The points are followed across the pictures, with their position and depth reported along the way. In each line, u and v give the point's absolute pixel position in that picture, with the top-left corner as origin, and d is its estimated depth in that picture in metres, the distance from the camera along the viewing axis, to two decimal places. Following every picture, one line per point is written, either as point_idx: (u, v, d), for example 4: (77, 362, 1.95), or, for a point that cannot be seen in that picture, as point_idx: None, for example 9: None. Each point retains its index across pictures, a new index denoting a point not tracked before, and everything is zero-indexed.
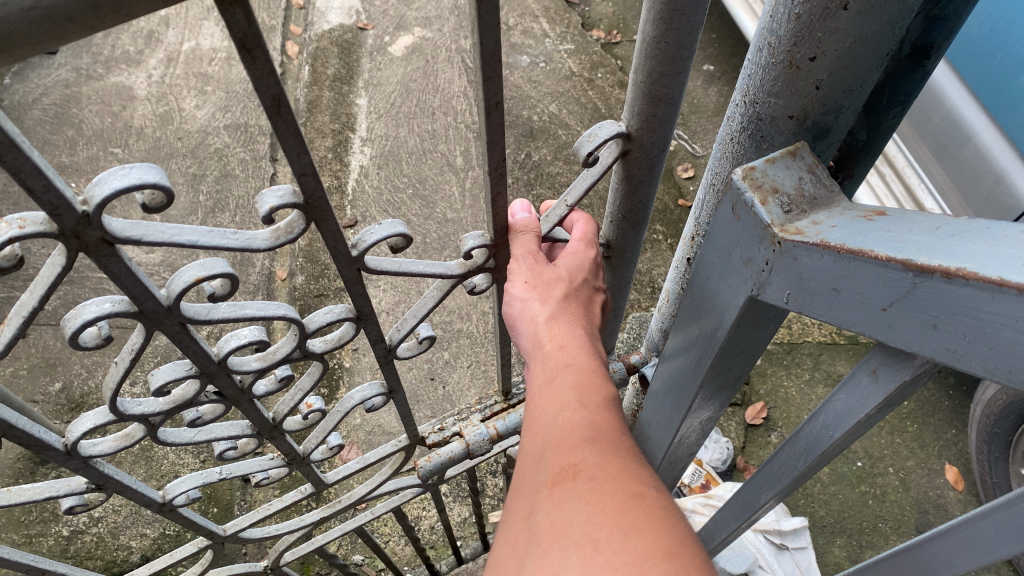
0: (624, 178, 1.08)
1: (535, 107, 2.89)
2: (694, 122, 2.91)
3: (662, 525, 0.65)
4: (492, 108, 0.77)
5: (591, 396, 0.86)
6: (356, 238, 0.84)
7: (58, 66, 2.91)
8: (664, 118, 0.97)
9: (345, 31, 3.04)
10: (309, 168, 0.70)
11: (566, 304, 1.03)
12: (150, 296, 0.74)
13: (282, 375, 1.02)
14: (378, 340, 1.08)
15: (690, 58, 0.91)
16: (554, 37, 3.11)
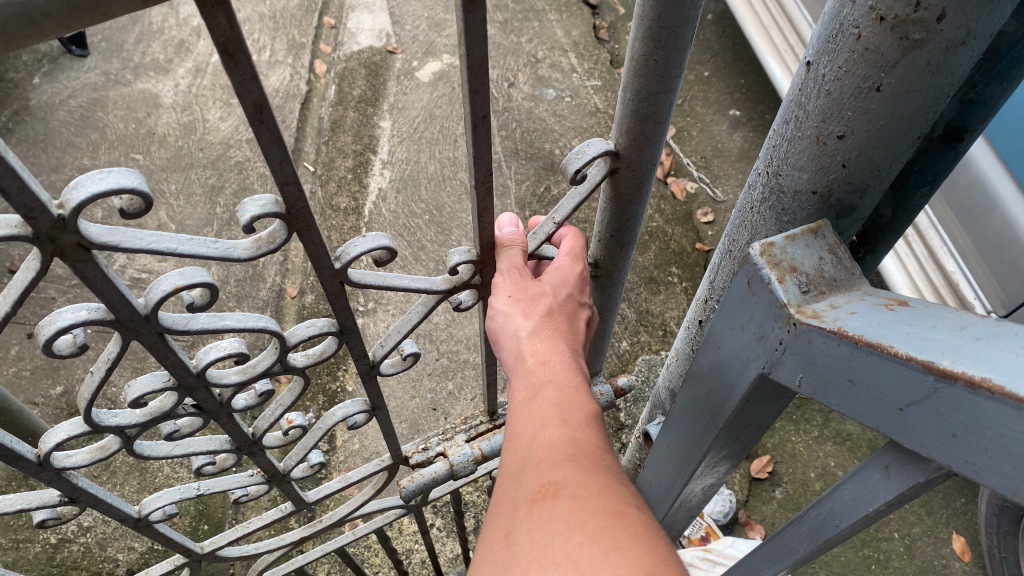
0: (613, 197, 1.09)
1: (558, 141, 2.88)
2: (717, 166, 2.90)
3: (645, 542, 0.64)
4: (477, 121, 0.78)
5: (574, 414, 0.84)
6: (340, 251, 0.84)
7: (87, 69, 2.93)
8: (652, 137, 0.97)
9: (374, 53, 3.05)
10: (291, 178, 0.69)
11: (549, 319, 1.02)
12: (128, 304, 0.72)
13: (262, 390, 1.02)
14: (361, 356, 1.07)
15: (679, 75, 0.91)
16: (581, 72, 3.11)
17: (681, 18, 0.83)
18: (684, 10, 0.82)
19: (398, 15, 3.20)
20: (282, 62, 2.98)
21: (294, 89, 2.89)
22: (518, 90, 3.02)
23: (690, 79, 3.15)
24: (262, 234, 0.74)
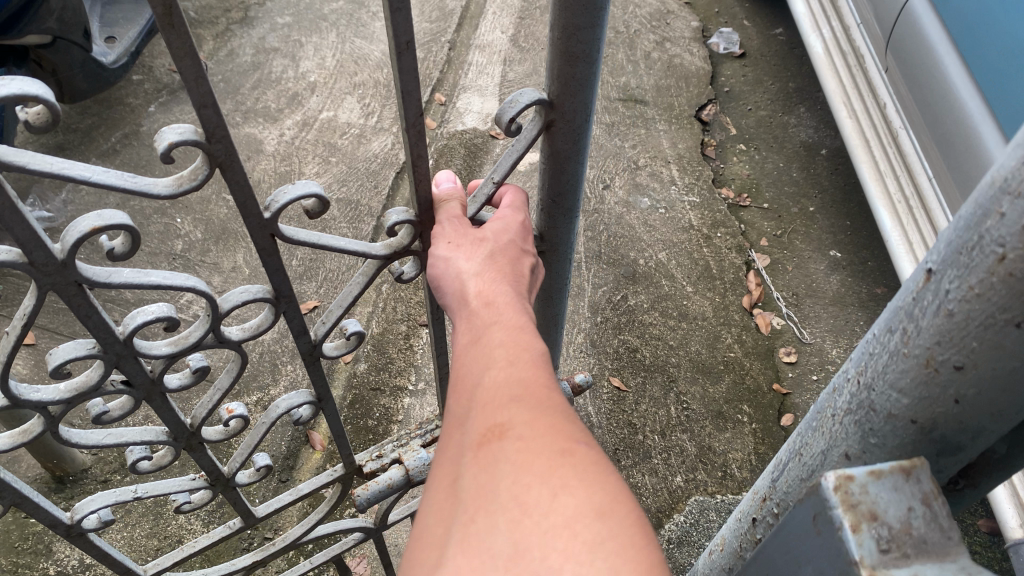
0: (551, 153, 1.15)
1: (644, 251, 2.80)
2: (807, 305, 2.75)
3: (587, 477, 0.70)
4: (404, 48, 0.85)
5: (521, 355, 0.93)
6: (270, 201, 0.89)
7: (200, 105, 3.03)
8: (583, 81, 1.04)
9: (476, 135, 3.06)
10: (208, 99, 0.74)
11: (492, 261, 1.08)
12: (46, 242, 0.78)
13: (195, 365, 1.05)
14: (301, 331, 1.14)
15: (602, 13, 0.98)
16: (680, 185, 3.03)
17: None
18: None
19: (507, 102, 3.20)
20: (386, 129, 3.06)
21: (392, 158, 2.96)
22: (613, 194, 2.95)
23: (794, 211, 3.02)
24: (183, 174, 0.80)
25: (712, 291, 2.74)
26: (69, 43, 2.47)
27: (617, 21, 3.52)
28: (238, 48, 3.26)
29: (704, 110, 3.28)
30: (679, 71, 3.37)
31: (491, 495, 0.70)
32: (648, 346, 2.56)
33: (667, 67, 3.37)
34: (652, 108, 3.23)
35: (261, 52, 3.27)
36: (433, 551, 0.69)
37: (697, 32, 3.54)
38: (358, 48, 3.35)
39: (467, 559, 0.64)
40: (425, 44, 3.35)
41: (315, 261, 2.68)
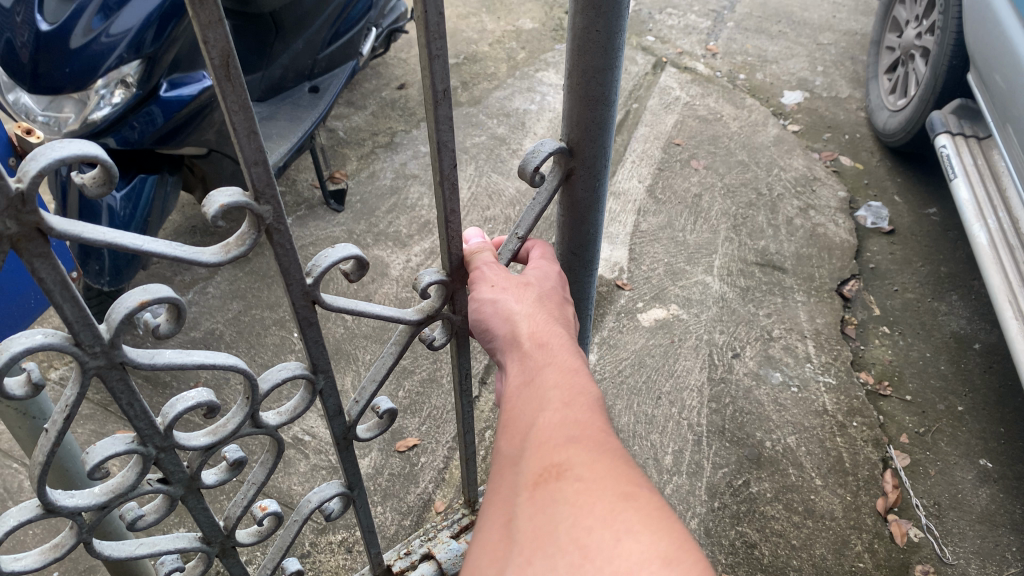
0: (574, 192, 1.43)
1: (771, 432, 2.59)
2: (951, 520, 2.43)
3: (644, 518, 0.83)
4: (437, 100, 1.05)
5: (575, 402, 1.11)
6: (312, 265, 1.11)
7: (335, 224, 3.10)
8: (597, 124, 1.32)
9: (602, 283, 2.96)
10: (260, 159, 0.92)
11: (537, 303, 1.33)
12: (93, 321, 0.92)
13: (232, 455, 1.26)
14: (339, 411, 1.40)
15: (612, 65, 1.26)
16: (816, 363, 2.82)
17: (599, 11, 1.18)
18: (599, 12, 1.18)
19: (637, 252, 3.08)
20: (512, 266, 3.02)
21: None
22: (742, 364, 2.76)
23: (940, 408, 2.74)
24: (231, 242, 0.97)
25: (843, 488, 2.47)
26: (222, 154, 2.55)
27: (760, 182, 3.39)
28: (379, 171, 3.34)
29: (846, 285, 3.09)
30: (821, 240, 3.21)
31: (554, 537, 0.84)
32: (767, 543, 2.31)
33: (810, 236, 3.22)
34: (790, 276, 3.07)
35: (401, 176, 3.33)
36: None
37: (844, 201, 3.37)
38: (494, 182, 3.35)
39: None
40: None
41: (421, 394, 2.58)
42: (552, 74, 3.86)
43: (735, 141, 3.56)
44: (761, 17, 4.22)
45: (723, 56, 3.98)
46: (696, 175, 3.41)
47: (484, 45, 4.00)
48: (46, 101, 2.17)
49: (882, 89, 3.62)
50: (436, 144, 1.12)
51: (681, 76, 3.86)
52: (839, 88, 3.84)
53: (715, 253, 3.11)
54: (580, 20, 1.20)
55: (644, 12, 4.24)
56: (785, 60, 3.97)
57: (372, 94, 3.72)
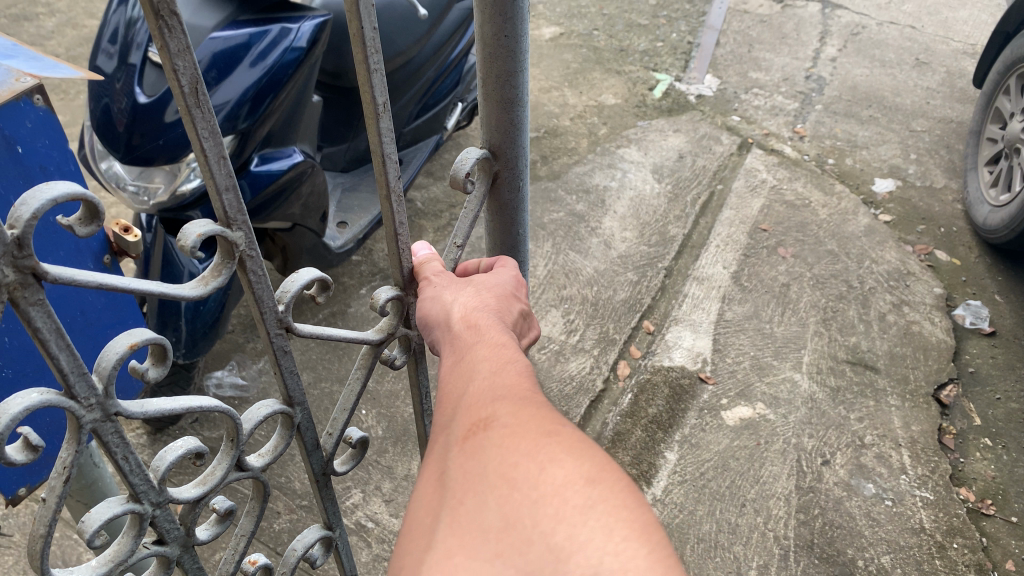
0: (497, 193, 1.53)
1: (864, 549, 2.38)
2: None
3: (565, 449, 0.85)
4: (379, 113, 1.11)
5: (505, 368, 1.12)
6: (280, 296, 1.13)
7: None
8: (515, 126, 1.43)
9: (683, 375, 2.83)
10: (227, 185, 0.97)
11: (477, 290, 1.35)
12: (87, 370, 0.90)
13: (223, 505, 1.23)
14: (315, 446, 1.37)
15: (521, 69, 1.37)
16: (912, 475, 2.60)
17: (510, 21, 1.30)
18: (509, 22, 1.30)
19: (721, 343, 2.95)
20: (588, 351, 2.91)
21: (589, 384, 2.79)
22: (833, 472, 2.58)
23: None
24: (206, 275, 1.00)
25: None
26: (306, 228, 2.49)
27: (850, 274, 3.24)
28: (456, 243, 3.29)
29: (943, 389, 2.89)
30: (916, 340, 3.03)
31: (480, 479, 0.85)
32: None
33: (904, 334, 3.05)
34: (883, 377, 2.89)
35: (477, 250, 3.27)
36: (427, 531, 0.84)
37: (941, 299, 3.19)
38: (572, 260, 3.26)
39: (463, 530, 0.79)
40: (640, 266, 3.24)
41: None
42: (634, 151, 3.79)
43: (824, 229, 3.43)
44: (851, 100, 4.11)
45: (811, 139, 3.87)
46: (784, 263, 3.27)
47: (566, 120, 3.96)
48: (137, 170, 2.16)
49: (982, 181, 3.47)
50: (382, 159, 1.17)
51: (768, 158, 3.76)
52: (933, 178, 3.69)
53: (804, 348, 2.96)
54: (489, 29, 1.30)
55: (729, 91, 4.16)
56: (876, 146, 3.84)
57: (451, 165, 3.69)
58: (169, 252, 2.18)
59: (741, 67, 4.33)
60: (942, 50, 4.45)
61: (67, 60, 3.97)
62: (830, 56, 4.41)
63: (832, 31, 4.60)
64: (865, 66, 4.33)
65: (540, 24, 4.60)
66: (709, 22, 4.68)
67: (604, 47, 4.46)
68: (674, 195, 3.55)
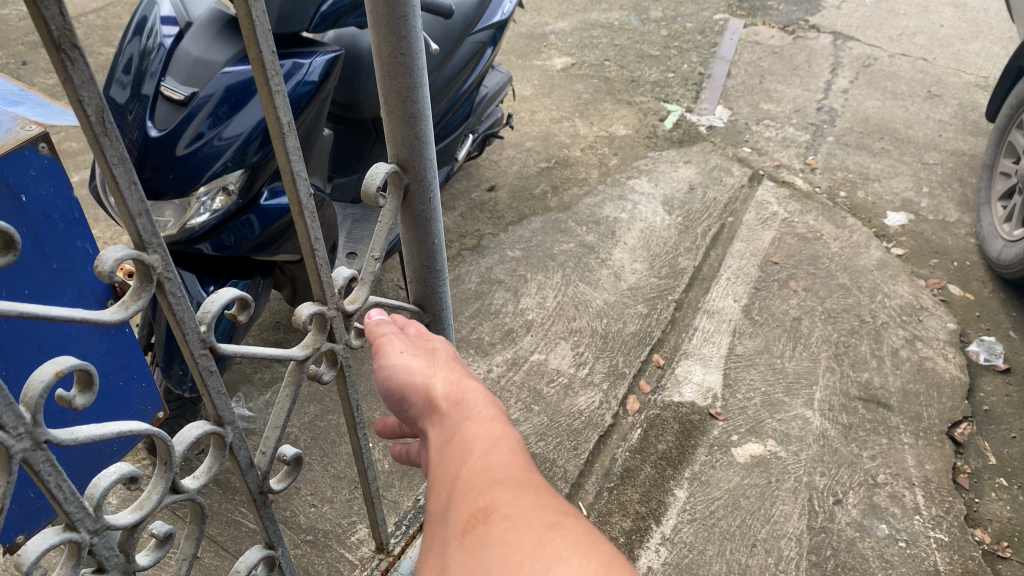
0: (411, 213, 1.37)
1: None
2: None
3: (576, 545, 0.73)
4: (284, 133, 1.07)
5: (495, 442, 0.98)
6: (202, 315, 1.05)
7: None
8: (422, 139, 1.28)
9: (693, 411, 2.81)
10: (141, 209, 0.91)
11: (454, 365, 1.23)
12: (11, 400, 0.83)
13: (162, 530, 1.14)
14: (251, 467, 1.28)
15: (422, 77, 1.23)
16: (926, 515, 2.55)
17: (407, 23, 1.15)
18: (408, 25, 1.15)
19: (732, 377, 2.92)
20: (597, 384, 2.88)
21: (598, 419, 2.76)
22: (845, 511, 2.54)
23: None
24: (124, 299, 0.94)
25: None
26: (315, 259, 2.48)
27: (862, 308, 3.22)
28: (465, 274, 3.28)
29: (957, 427, 2.84)
30: (929, 376, 2.99)
31: None
32: None
33: (917, 370, 3.01)
34: (896, 414, 2.85)
35: (486, 281, 3.26)
36: None
37: (954, 334, 3.16)
38: (581, 292, 3.24)
39: None
40: (650, 298, 3.22)
41: None
42: (644, 182, 3.78)
43: (836, 263, 3.40)
44: (862, 132, 4.10)
45: (823, 171, 3.86)
46: (794, 297, 3.25)
47: (576, 150, 3.97)
48: None
49: (995, 216, 3.44)
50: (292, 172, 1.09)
51: (778, 190, 3.74)
52: (946, 212, 3.67)
53: (816, 384, 2.92)
54: (382, 44, 1.15)
55: (740, 122, 4.16)
56: (888, 179, 3.83)
57: (462, 195, 3.70)
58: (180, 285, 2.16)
59: (752, 99, 4.33)
60: (954, 83, 4.44)
61: None
62: (841, 87, 4.40)
63: (844, 63, 4.61)
64: (877, 98, 4.33)
65: (552, 55, 4.62)
66: (720, 53, 4.69)
67: (615, 77, 4.48)
68: (685, 226, 3.54)
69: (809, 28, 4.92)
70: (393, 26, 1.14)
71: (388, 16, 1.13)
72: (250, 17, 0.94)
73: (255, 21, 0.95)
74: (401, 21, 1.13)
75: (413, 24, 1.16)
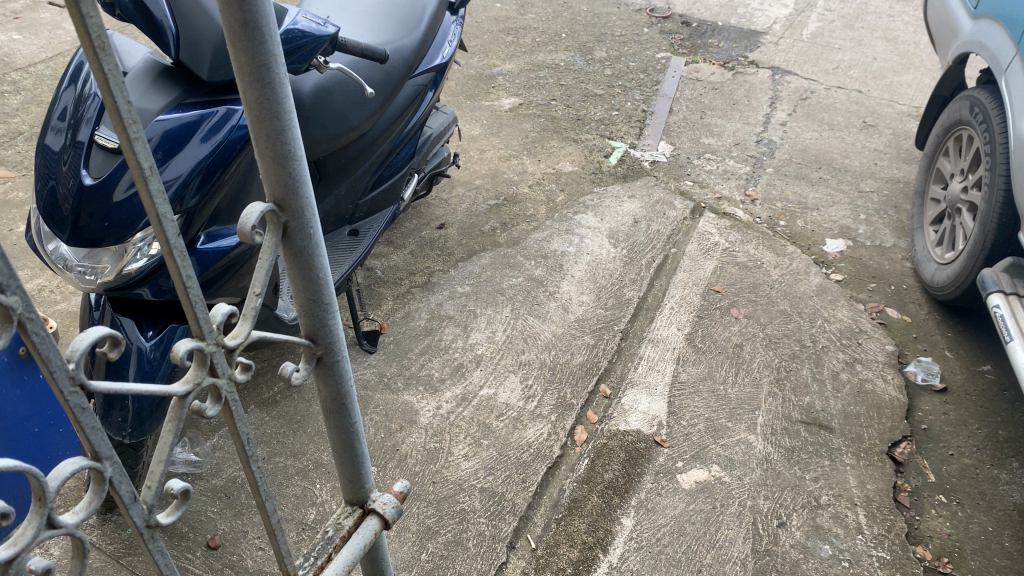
0: (294, 257, 1.26)
1: None
2: None
3: None
4: (149, 178, 0.98)
5: None
6: (71, 352, 0.92)
7: (366, 366, 3.06)
8: (297, 174, 1.19)
9: (639, 439, 2.85)
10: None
11: None
12: None
13: (38, 566, 0.97)
14: (131, 502, 1.07)
15: (290, 105, 1.15)
16: (868, 535, 2.59)
17: (269, 52, 1.08)
18: (266, 52, 1.08)
19: (677, 405, 2.97)
20: (545, 416, 2.91)
21: (546, 450, 2.79)
22: (788, 534, 2.57)
23: None
24: None
25: None
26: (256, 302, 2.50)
27: (803, 333, 3.30)
28: (414, 311, 3.31)
29: (897, 447, 2.90)
30: (870, 398, 3.06)
31: None
32: None
33: (858, 392, 3.08)
34: (838, 436, 2.91)
35: (436, 317, 3.29)
36: None
37: (893, 356, 3.24)
38: (530, 325, 3.28)
39: None
40: (596, 329, 3.27)
41: (444, 558, 2.43)
42: (591, 216, 3.86)
43: (777, 290, 3.49)
44: (800, 163, 4.23)
45: (763, 202, 3.97)
46: (737, 323, 3.32)
47: (524, 187, 4.04)
48: (84, 251, 2.15)
49: (928, 240, 3.56)
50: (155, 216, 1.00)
51: (720, 221, 3.84)
52: (882, 237, 3.79)
53: (758, 409, 2.98)
54: (250, 89, 1.10)
55: (682, 157, 4.28)
56: (826, 207, 3.95)
57: (411, 234, 3.74)
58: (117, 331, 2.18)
59: (694, 134, 4.46)
60: (887, 113, 4.61)
61: (31, 138, 4.02)
62: (780, 120, 4.55)
63: (782, 97, 4.76)
64: (814, 130, 4.47)
65: (500, 95, 4.72)
66: (663, 90, 4.82)
67: (562, 116, 4.59)
68: (630, 258, 3.61)
69: (749, 64, 5.09)
70: (257, 69, 1.08)
71: (252, 61, 1.08)
72: (100, 63, 0.87)
73: (108, 69, 0.88)
74: (266, 62, 1.08)
75: (280, 68, 1.11)
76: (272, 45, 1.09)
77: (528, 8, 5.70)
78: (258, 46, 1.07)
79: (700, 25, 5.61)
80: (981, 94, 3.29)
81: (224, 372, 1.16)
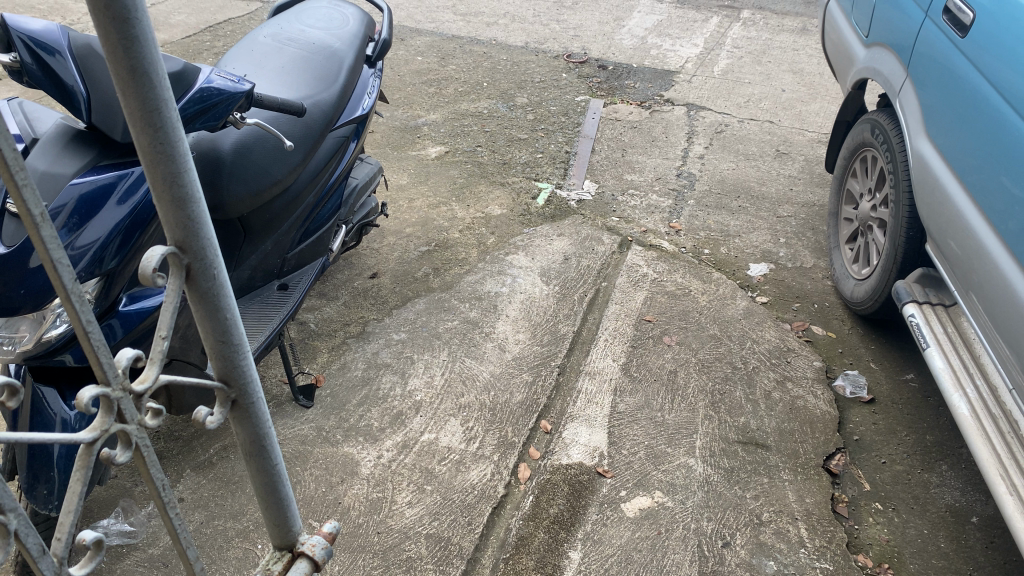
0: (200, 300, 1.29)
1: None
2: None
3: None
4: (40, 225, 0.99)
5: None
6: None
7: (304, 420, 3.03)
8: (198, 218, 1.22)
9: (581, 471, 2.87)
10: None
11: None
12: None
13: None
14: (39, 554, 1.08)
15: (185, 152, 1.18)
16: (810, 547, 2.63)
17: (161, 101, 1.12)
18: (158, 100, 1.11)
19: (616, 435, 3.01)
20: (487, 457, 2.91)
21: (490, 490, 2.78)
22: (733, 553, 2.60)
23: None
24: None
25: None
26: (184, 361, 2.47)
27: (733, 355, 3.39)
28: (351, 361, 3.30)
29: (833, 459, 2.97)
30: (801, 413, 3.14)
31: None
32: None
33: (790, 409, 3.16)
34: (775, 453, 2.97)
35: (372, 366, 3.28)
36: None
37: (821, 371, 3.34)
38: (467, 367, 3.29)
39: None
40: (534, 366, 3.30)
41: None
42: (521, 257, 3.91)
43: (705, 315, 3.58)
44: (720, 193, 4.38)
45: (687, 233, 4.09)
46: (669, 351, 3.40)
47: (454, 232, 4.08)
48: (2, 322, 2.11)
49: (845, 258, 3.70)
50: (52, 265, 1.02)
51: (647, 253, 3.93)
52: (802, 259, 3.93)
53: (696, 433, 3.03)
54: (142, 135, 1.12)
55: (607, 194, 4.38)
56: (747, 234, 4.09)
57: (344, 285, 3.74)
58: (39, 402, 2.12)
59: (617, 171, 4.58)
60: (798, 141, 4.82)
61: None
62: (697, 154, 4.72)
63: (698, 131, 4.94)
64: (730, 161, 4.64)
65: (425, 145, 4.79)
66: (583, 132, 4.96)
67: (488, 161, 4.66)
68: (562, 295, 3.67)
69: (665, 103, 5.27)
70: (148, 115, 1.11)
71: (143, 107, 1.11)
72: None
73: None
74: (157, 107, 1.11)
75: (172, 114, 1.14)
76: (162, 92, 1.12)
77: (448, 60, 5.83)
78: (148, 93, 1.10)
79: (616, 68, 5.80)
80: (881, 117, 3.46)
81: (131, 417, 1.18)
